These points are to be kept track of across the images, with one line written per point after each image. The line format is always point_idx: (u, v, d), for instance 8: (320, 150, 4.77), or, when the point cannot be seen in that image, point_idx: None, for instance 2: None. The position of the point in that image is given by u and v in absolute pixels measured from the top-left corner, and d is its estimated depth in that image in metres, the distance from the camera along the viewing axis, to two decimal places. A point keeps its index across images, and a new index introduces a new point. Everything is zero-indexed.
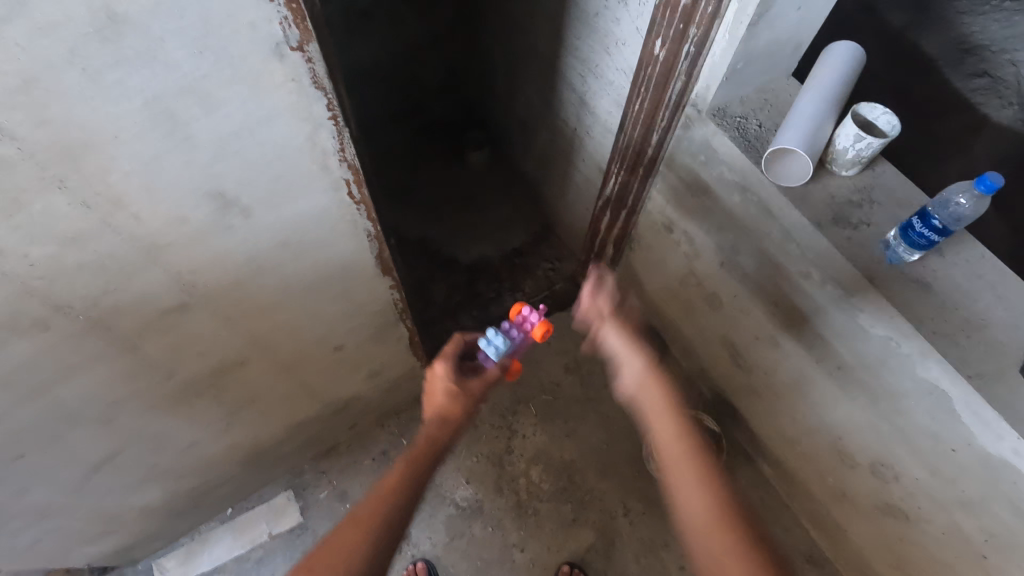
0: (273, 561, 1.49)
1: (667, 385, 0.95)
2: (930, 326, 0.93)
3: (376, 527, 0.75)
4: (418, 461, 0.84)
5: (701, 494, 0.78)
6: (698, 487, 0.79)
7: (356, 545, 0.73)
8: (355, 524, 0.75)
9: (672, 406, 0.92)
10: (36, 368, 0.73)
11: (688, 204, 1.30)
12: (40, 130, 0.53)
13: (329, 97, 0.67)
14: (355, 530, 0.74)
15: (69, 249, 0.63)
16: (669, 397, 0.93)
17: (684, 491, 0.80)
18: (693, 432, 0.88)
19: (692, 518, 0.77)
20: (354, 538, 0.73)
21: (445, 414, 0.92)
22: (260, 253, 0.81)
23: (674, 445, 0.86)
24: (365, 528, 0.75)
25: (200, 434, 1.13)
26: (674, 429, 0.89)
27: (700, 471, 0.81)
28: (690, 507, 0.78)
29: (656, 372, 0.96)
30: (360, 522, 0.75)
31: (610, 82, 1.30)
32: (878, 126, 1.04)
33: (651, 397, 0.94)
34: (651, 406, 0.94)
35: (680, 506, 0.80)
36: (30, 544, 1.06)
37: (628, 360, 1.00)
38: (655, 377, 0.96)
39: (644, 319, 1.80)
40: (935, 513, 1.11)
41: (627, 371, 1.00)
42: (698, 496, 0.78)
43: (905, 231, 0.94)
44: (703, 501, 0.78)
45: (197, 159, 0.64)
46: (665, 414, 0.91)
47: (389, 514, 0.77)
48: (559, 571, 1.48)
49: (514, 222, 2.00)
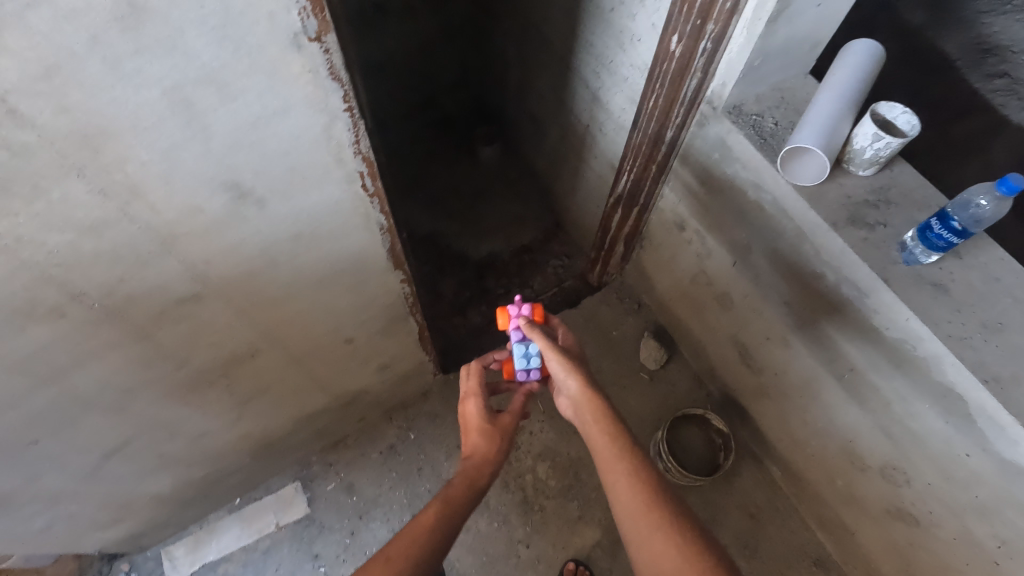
0: (280, 551, 1.50)
1: (599, 395, 0.88)
2: (947, 329, 0.92)
3: (415, 561, 0.74)
4: (454, 499, 0.85)
5: (640, 506, 0.73)
6: (636, 498, 0.74)
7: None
8: (393, 559, 0.73)
9: (607, 415, 0.86)
10: (52, 355, 0.74)
11: (702, 202, 1.29)
12: (61, 118, 0.53)
13: (346, 89, 0.66)
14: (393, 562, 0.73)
15: (86, 237, 0.63)
16: (603, 405, 0.87)
17: (624, 505, 0.75)
18: (629, 438, 0.83)
19: (636, 535, 0.72)
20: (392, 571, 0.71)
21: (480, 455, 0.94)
22: (273, 244, 0.81)
23: (609, 457, 0.81)
24: (404, 564, 0.73)
25: (210, 424, 1.13)
26: (609, 438, 0.83)
27: (637, 480, 0.76)
28: (632, 523, 0.73)
29: (586, 384, 0.89)
30: (400, 554, 0.74)
31: (624, 78, 1.29)
32: (897, 125, 1.02)
33: (586, 410, 0.88)
34: (587, 417, 0.87)
35: (622, 522, 0.74)
36: (43, 529, 1.07)
37: (561, 373, 0.92)
38: (590, 390, 0.89)
39: (654, 318, 1.79)
40: (947, 518, 1.09)
41: (564, 386, 0.92)
42: (637, 509, 0.73)
43: (922, 233, 0.93)
44: (642, 514, 0.72)
45: (214, 149, 0.64)
46: (600, 425, 0.85)
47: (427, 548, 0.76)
48: (564, 568, 1.48)
49: (524, 219, 2.00)
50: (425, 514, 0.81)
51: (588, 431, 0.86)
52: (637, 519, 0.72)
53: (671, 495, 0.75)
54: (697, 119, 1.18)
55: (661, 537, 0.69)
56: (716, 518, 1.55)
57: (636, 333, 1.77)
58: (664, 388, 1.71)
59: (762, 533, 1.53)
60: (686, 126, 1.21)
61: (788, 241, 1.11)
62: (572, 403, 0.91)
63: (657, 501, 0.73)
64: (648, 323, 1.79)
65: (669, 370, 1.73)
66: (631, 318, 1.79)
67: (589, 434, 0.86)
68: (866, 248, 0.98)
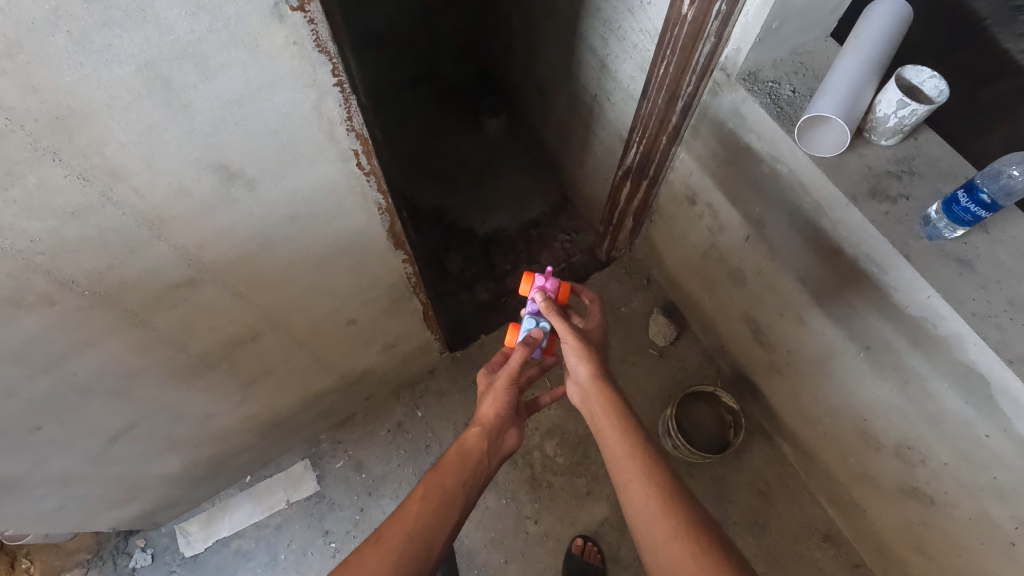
0: (292, 527, 1.52)
1: (609, 386, 0.88)
2: (971, 307, 0.88)
3: (405, 538, 0.73)
4: (448, 473, 0.84)
5: (655, 510, 0.72)
6: (651, 502, 0.73)
7: (385, 561, 0.70)
8: (383, 540, 0.72)
9: (618, 409, 0.86)
10: (46, 342, 0.72)
11: (714, 174, 1.24)
12: (28, 98, 0.50)
13: (334, 62, 0.63)
14: (384, 542, 0.72)
15: (70, 224, 0.61)
16: (614, 398, 0.87)
17: (638, 509, 0.74)
18: (643, 437, 0.82)
19: (650, 540, 0.71)
20: (384, 553, 0.71)
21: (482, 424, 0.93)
22: (268, 226, 0.79)
23: (623, 456, 0.80)
24: (394, 546, 0.72)
25: (215, 406, 1.13)
26: (622, 436, 0.83)
27: (652, 482, 0.76)
28: (648, 527, 0.72)
29: (597, 373, 0.90)
30: (391, 534, 0.73)
31: (633, 45, 1.22)
32: (924, 91, 0.96)
33: (596, 401, 0.88)
34: (599, 411, 0.87)
35: (637, 524, 0.74)
36: (55, 510, 1.08)
37: (571, 360, 0.92)
38: (599, 380, 0.89)
39: (664, 293, 1.76)
40: (964, 497, 1.07)
41: (573, 373, 0.92)
42: (652, 513, 0.72)
43: (948, 206, 0.88)
44: (659, 518, 0.72)
45: (197, 129, 0.61)
46: (613, 421, 0.85)
47: (421, 527, 0.75)
48: (572, 544, 1.49)
49: (531, 193, 1.95)
50: (416, 491, 0.81)
51: (602, 425, 0.86)
52: (653, 524, 0.71)
53: (688, 498, 0.74)
54: (710, 87, 1.13)
55: (678, 544, 0.68)
56: (724, 494, 1.55)
57: (646, 309, 1.74)
58: (673, 365, 1.68)
59: (771, 510, 1.53)
60: (698, 94, 1.16)
61: (805, 214, 1.06)
62: (580, 392, 0.92)
63: (674, 505, 0.73)
64: (658, 298, 1.76)
65: (678, 347, 1.70)
66: (640, 294, 1.76)
67: (601, 430, 0.86)
68: (887, 222, 0.94)
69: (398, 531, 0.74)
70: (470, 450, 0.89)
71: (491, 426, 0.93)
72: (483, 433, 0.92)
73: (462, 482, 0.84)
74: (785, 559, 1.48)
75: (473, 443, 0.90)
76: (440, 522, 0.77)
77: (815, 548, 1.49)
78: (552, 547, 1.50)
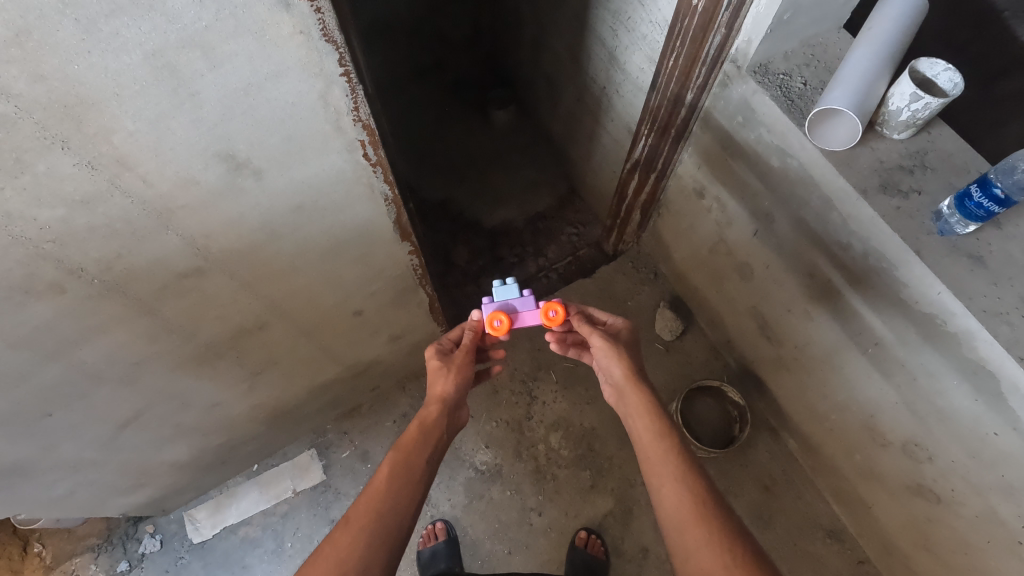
0: (298, 516, 1.54)
1: (643, 387, 0.87)
2: (982, 304, 0.87)
3: (376, 517, 0.72)
4: (417, 448, 0.82)
5: (688, 515, 0.71)
6: (684, 507, 0.72)
7: (355, 542, 0.69)
8: (353, 520, 0.71)
9: (653, 409, 0.84)
10: (56, 330, 0.73)
11: (722, 168, 1.23)
12: (37, 86, 0.50)
13: (341, 51, 0.62)
14: (354, 522, 0.71)
15: (79, 212, 0.62)
16: (648, 397, 0.86)
17: (670, 514, 0.73)
18: (677, 439, 0.81)
19: (681, 546, 0.70)
20: (354, 534, 0.70)
21: (439, 398, 0.89)
22: (275, 216, 0.79)
23: (657, 457, 0.79)
24: (365, 524, 0.71)
25: (222, 395, 1.14)
26: (657, 436, 0.81)
27: (685, 487, 0.75)
28: (678, 533, 0.71)
29: (630, 372, 0.88)
30: (361, 513, 0.72)
31: (643, 36, 1.21)
32: (938, 84, 0.95)
33: (630, 401, 0.87)
34: (633, 410, 0.86)
35: (667, 528, 0.73)
36: (65, 495, 1.10)
37: (604, 360, 0.92)
38: (634, 380, 0.88)
39: (670, 287, 1.75)
40: (971, 494, 1.06)
41: (607, 374, 0.91)
42: (684, 518, 0.71)
43: (960, 201, 0.87)
44: (691, 523, 0.71)
45: (205, 118, 0.61)
46: (645, 421, 0.83)
47: (392, 505, 0.74)
48: (576, 536, 1.49)
49: (538, 186, 1.95)
50: (383, 466, 0.78)
51: (636, 426, 0.85)
52: (684, 531, 0.71)
53: (720, 505, 0.73)
54: (719, 79, 1.12)
55: (709, 553, 0.67)
56: (729, 489, 1.54)
57: (653, 303, 1.74)
58: (679, 359, 1.68)
59: (776, 505, 1.52)
60: (708, 86, 1.15)
61: (815, 209, 1.05)
62: (614, 391, 0.91)
63: (707, 511, 0.72)
64: (664, 292, 1.75)
65: (684, 341, 1.70)
66: (646, 287, 1.76)
67: (634, 430, 0.85)
68: (898, 217, 0.93)
69: (367, 510, 0.72)
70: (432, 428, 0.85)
71: (451, 400, 0.90)
72: (443, 411, 0.88)
73: (428, 456, 0.82)
74: (789, 555, 1.48)
75: (436, 418, 0.87)
76: (409, 501, 0.76)
77: (819, 543, 1.49)
78: (556, 539, 1.51)
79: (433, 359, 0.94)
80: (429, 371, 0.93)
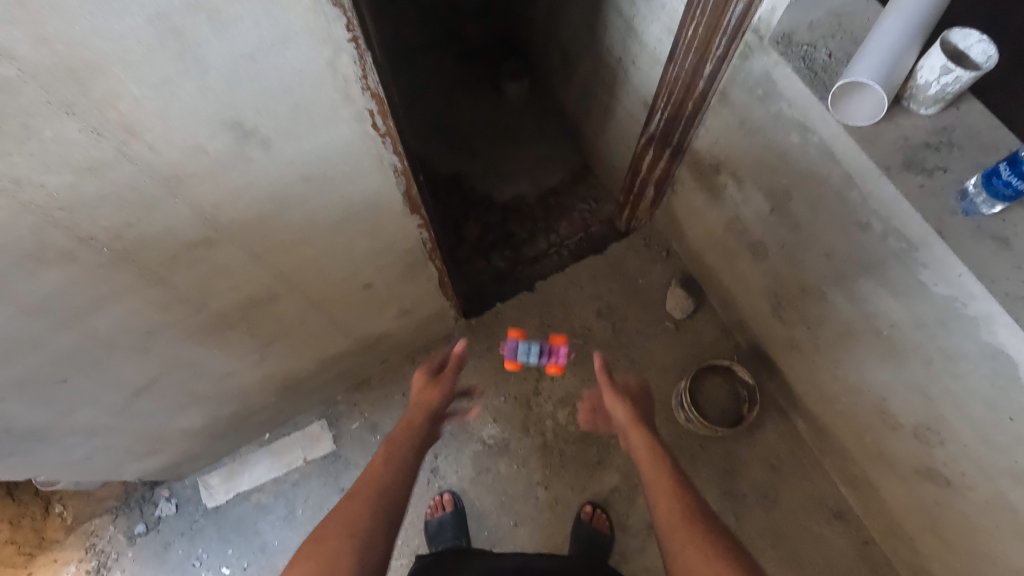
0: (309, 483, 1.57)
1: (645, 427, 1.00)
2: (1004, 287, 0.84)
3: (375, 495, 0.79)
4: (409, 445, 0.90)
5: (676, 523, 0.80)
6: (676, 517, 0.81)
7: (358, 513, 0.76)
8: (354, 496, 0.79)
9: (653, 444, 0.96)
10: (69, 296, 0.73)
11: (740, 143, 1.20)
12: (41, 49, 0.49)
13: (349, 16, 0.61)
14: (355, 499, 0.78)
15: (87, 179, 0.61)
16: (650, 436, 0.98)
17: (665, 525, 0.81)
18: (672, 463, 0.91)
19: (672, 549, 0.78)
20: (356, 506, 0.77)
21: (426, 408, 0.99)
22: (284, 186, 0.78)
23: (656, 480, 0.89)
24: (365, 500, 0.78)
25: (234, 364, 1.15)
26: (653, 461, 0.93)
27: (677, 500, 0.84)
28: (671, 537, 0.80)
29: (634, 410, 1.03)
30: (361, 492, 0.79)
31: (662, 5, 1.17)
32: (971, 57, 0.91)
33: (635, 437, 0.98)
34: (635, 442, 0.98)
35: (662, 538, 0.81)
36: (83, 459, 1.12)
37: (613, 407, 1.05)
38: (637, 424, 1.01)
39: (682, 266, 1.73)
40: (983, 478, 1.05)
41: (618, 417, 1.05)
42: (676, 526, 0.80)
43: (987, 179, 0.83)
44: (680, 530, 0.80)
45: (212, 84, 0.60)
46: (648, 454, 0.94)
47: (390, 485, 0.81)
48: (581, 510, 1.51)
49: (551, 160, 1.92)
50: (376, 459, 0.86)
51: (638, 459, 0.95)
52: (675, 537, 0.79)
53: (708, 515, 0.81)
54: (740, 51, 1.08)
55: (694, 551, 0.76)
56: (736, 469, 1.55)
57: (664, 281, 1.72)
58: (690, 338, 1.67)
59: (782, 484, 1.53)
60: (728, 58, 1.11)
61: (834, 186, 1.02)
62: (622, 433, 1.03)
63: (694, 518, 0.81)
64: (677, 271, 1.73)
65: (695, 320, 1.69)
66: (658, 266, 1.74)
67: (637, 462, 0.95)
68: (921, 196, 0.90)
69: (366, 488, 0.80)
70: (421, 427, 0.95)
71: (438, 411, 0.99)
72: (432, 420, 0.97)
73: (419, 452, 0.90)
74: (793, 533, 1.49)
75: (425, 423, 0.96)
76: (404, 485, 0.83)
77: (824, 523, 1.49)
78: (562, 512, 1.53)
79: (423, 375, 1.05)
80: (418, 388, 1.03)
